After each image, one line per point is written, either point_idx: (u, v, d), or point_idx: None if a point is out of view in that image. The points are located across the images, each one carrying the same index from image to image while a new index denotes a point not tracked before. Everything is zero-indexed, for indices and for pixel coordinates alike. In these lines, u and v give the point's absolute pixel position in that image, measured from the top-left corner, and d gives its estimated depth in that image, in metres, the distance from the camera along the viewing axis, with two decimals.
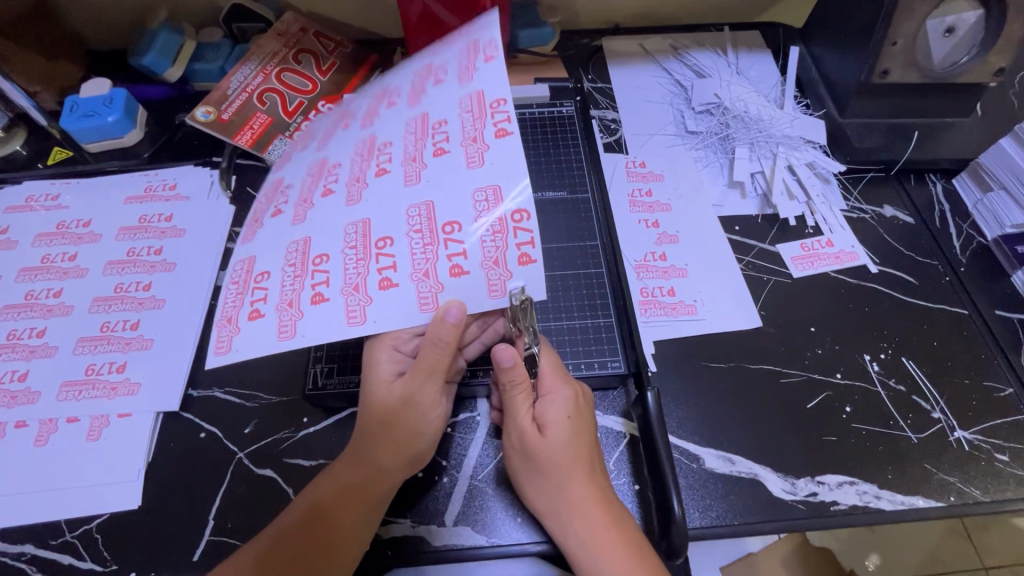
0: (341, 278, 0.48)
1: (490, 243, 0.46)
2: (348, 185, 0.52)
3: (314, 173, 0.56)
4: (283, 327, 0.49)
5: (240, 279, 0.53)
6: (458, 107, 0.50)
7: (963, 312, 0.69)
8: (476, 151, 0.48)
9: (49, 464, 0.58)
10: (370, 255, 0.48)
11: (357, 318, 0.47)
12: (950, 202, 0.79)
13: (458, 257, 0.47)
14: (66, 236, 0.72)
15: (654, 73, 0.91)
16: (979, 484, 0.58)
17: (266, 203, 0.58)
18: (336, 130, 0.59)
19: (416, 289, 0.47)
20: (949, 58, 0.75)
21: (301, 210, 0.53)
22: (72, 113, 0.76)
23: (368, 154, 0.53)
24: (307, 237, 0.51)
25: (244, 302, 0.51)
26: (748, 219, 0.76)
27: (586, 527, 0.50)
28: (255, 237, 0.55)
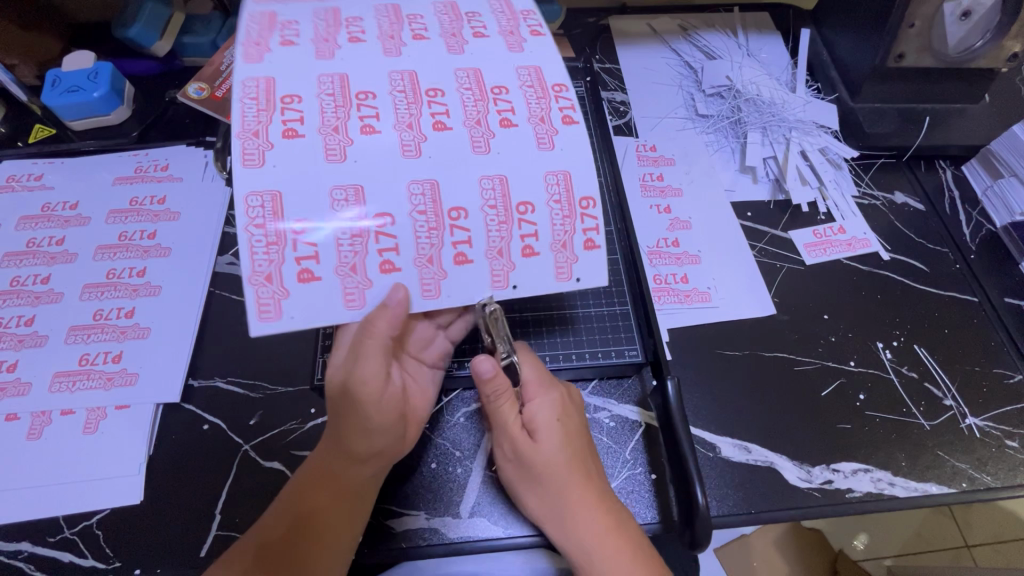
0: (413, 248, 0.48)
1: (560, 226, 0.50)
2: (397, 125, 0.49)
3: (331, 91, 0.50)
4: (350, 294, 0.47)
5: (263, 218, 0.46)
6: (518, 82, 0.53)
7: (973, 299, 0.69)
8: (547, 133, 0.51)
9: (44, 458, 0.55)
10: (443, 227, 0.48)
11: (431, 292, 0.49)
12: (959, 189, 0.78)
13: (531, 238, 0.50)
14: (52, 219, 0.68)
15: (664, 54, 0.88)
16: (989, 470, 0.59)
17: (256, 105, 0.48)
18: (344, 42, 0.53)
19: (490, 266, 0.50)
20: (964, 41, 0.73)
21: (337, 144, 0.48)
22: (55, 88, 0.72)
23: (414, 94, 0.51)
24: (360, 186, 0.48)
25: (285, 259, 0.46)
26: (760, 205, 0.75)
27: (586, 534, 0.50)
28: (262, 159, 0.47)
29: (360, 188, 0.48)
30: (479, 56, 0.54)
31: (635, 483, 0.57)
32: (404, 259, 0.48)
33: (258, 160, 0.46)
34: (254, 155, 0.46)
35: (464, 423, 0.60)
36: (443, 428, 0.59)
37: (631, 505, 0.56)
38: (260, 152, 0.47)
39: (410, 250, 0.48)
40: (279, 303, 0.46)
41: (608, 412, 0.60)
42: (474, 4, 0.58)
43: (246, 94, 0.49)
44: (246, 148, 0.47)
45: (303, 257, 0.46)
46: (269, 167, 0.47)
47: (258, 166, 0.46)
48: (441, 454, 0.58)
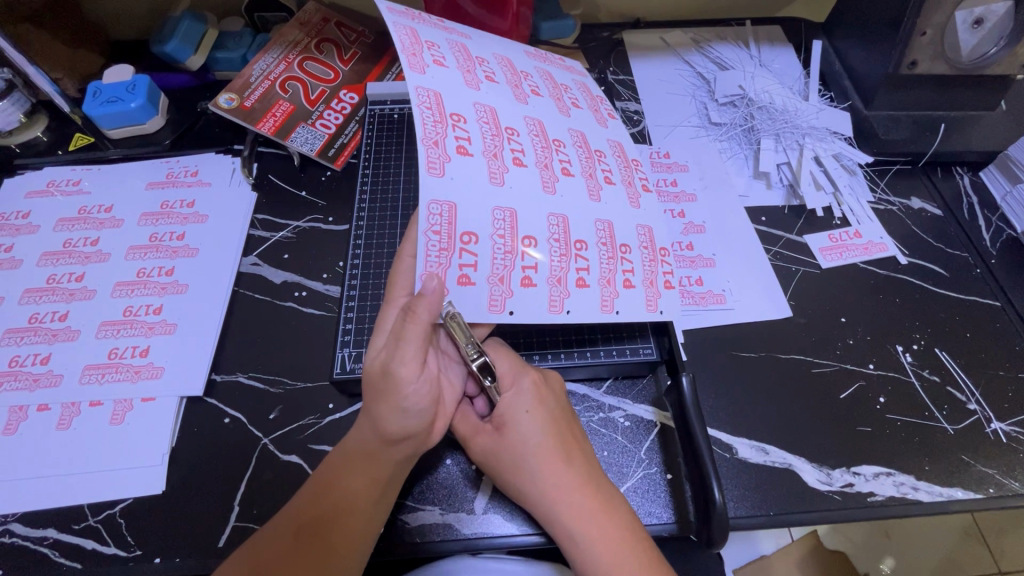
0: (548, 269, 0.54)
1: (649, 266, 0.59)
2: (540, 163, 0.57)
3: (482, 118, 0.55)
4: (493, 302, 0.51)
5: (438, 226, 0.49)
6: (610, 153, 0.64)
7: (995, 303, 0.68)
8: (634, 193, 0.61)
9: (73, 448, 0.57)
10: (571, 254, 0.55)
11: (557, 307, 0.53)
12: (978, 194, 0.78)
13: (629, 273, 0.57)
14: (88, 221, 0.71)
15: (677, 66, 0.90)
16: (1018, 476, 0.57)
17: (431, 116, 0.52)
18: (487, 78, 0.59)
19: (601, 292, 0.56)
20: (977, 49, 0.74)
21: (497, 168, 0.54)
22: (95, 99, 0.75)
23: (545, 140, 0.59)
24: (515, 211, 0.53)
25: (450, 263, 0.50)
26: (774, 210, 0.76)
27: (564, 511, 0.50)
28: (444, 171, 0.51)
29: (511, 212, 0.53)
30: (586, 126, 0.64)
31: (650, 482, 0.56)
32: (540, 278, 0.53)
33: (442, 173, 0.50)
34: (438, 167, 0.50)
35: None
36: None
37: (647, 504, 0.55)
38: (443, 164, 0.51)
39: (543, 274, 0.53)
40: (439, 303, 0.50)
41: (623, 411, 0.60)
42: (565, 79, 0.68)
43: (420, 102, 0.52)
44: (432, 157, 0.50)
45: (460, 262, 0.51)
46: (449, 177, 0.51)
47: (444, 177, 0.50)
48: (457, 452, 0.58)
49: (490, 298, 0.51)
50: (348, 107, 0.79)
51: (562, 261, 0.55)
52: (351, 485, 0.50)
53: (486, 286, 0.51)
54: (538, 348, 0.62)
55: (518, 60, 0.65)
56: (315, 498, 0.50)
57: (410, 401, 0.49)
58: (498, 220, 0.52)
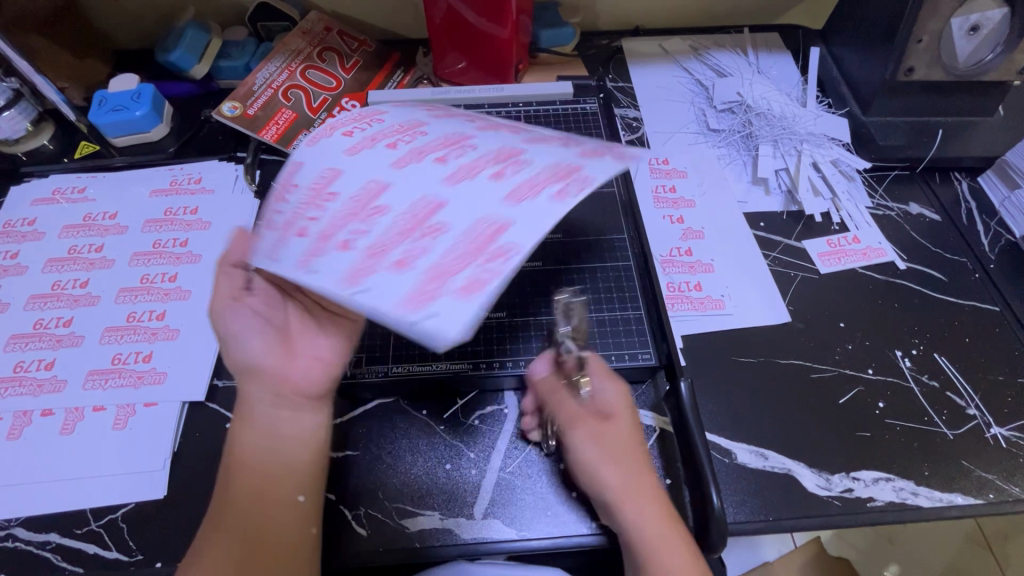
0: (398, 253, 0.42)
1: (488, 269, 0.39)
2: (453, 151, 0.51)
3: (401, 130, 0.55)
4: (357, 276, 0.41)
5: (313, 187, 0.50)
6: (568, 150, 0.51)
7: (994, 308, 0.68)
8: (619, 152, 0.49)
9: (76, 453, 0.57)
10: (417, 231, 0.43)
11: (354, 282, 0.40)
12: (976, 199, 0.78)
13: (459, 281, 0.39)
14: (92, 228, 0.72)
15: (675, 73, 0.91)
16: (1018, 482, 0.57)
17: (393, 130, 0.55)
18: (448, 115, 0.59)
19: (418, 286, 0.39)
20: (975, 54, 0.74)
21: (408, 157, 0.51)
22: (101, 108, 0.76)
23: (490, 142, 0.52)
24: (383, 189, 0.48)
25: (303, 214, 0.47)
26: (772, 216, 0.76)
27: (631, 515, 0.49)
28: (339, 168, 0.51)
29: (389, 197, 0.47)
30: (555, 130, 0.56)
31: None
32: (409, 252, 0.42)
33: (331, 172, 0.50)
34: (333, 172, 0.50)
35: (479, 425, 0.60)
36: (444, 429, 0.60)
37: None
38: (330, 175, 0.50)
39: (438, 246, 0.42)
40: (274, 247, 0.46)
41: None
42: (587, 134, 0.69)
43: (307, 143, 0.54)
44: (352, 152, 0.52)
45: (280, 229, 0.47)
46: (336, 167, 0.51)
47: (336, 165, 0.51)
48: (457, 456, 0.58)
49: (308, 252, 0.44)
50: (350, 115, 0.80)
51: (463, 233, 0.43)
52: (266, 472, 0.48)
53: (335, 253, 0.44)
54: (537, 352, 0.62)
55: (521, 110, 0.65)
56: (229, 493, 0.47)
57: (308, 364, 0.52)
58: (392, 202, 0.47)
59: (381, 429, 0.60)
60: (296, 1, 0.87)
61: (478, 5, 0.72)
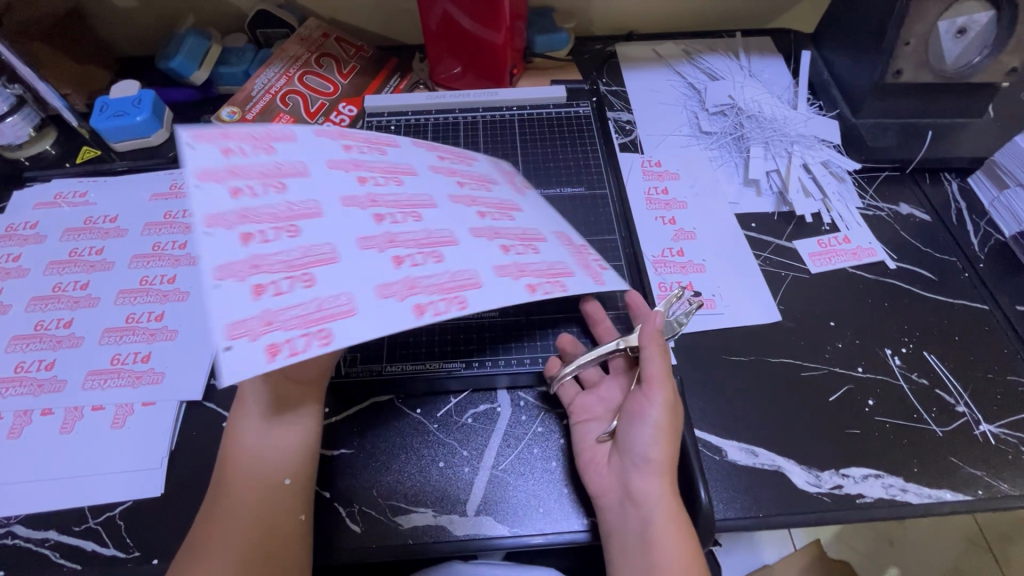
0: (262, 256, 0.39)
1: (322, 316, 0.38)
2: (455, 199, 0.56)
3: (390, 169, 0.54)
4: (262, 291, 0.38)
5: (265, 170, 0.44)
6: (560, 242, 0.61)
7: (983, 307, 0.69)
8: (598, 274, 0.58)
9: (75, 452, 0.58)
10: (280, 224, 0.41)
11: (227, 276, 0.37)
12: (966, 200, 0.79)
13: (279, 291, 0.38)
14: (93, 231, 0.73)
15: (668, 76, 0.92)
16: (1007, 478, 0.58)
17: (366, 142, 0.55)
18: (454, 161, 0.63)
19: (237, 271, 0.37)
20: (962, 58, 0.75)
21: (362, 201, 0.48)
22: (102, 113, 0.78)
23: (494, 210, 0.58)
24: (312, 216, 0.43)
25: (245, 154, 0.43)
26: (763, 217, 0.77)
27: (655, 486, 0.50)
28: (298, 143, 0.48)
29: (303, 224, 0.42)
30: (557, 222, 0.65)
31: None
32: (340, 277, 0.41)
33: (302, 168, 0.46)
34: (278, 183, 0.43)
35: (473, 424, 0.61)
36: (437, 429, 0.61)
37: None
38: (293, 168, 0.46)
39: (347, 337, 0.38)
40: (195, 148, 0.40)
41: None
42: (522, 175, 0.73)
43: (313, 132, 0.51)
44: (336, 157, 0.50)
45: (235, 178, 0.41)
46: (298, 163, 0.46)
47: (307, 163, 0.47)
48: (451, 455, 0.59)
49: (211, 185, 0.39)
50: (347, 119, 0.81)
51: (320, 301, 0.39)
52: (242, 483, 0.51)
53: (236, 253, 0.38)
54: (529, 352, 0.64)
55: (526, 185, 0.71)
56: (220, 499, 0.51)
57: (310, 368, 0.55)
58: (301, 231, 0.42)
59: (377, 426, 0.61)
60: (295, 9, 0.89)
61: (471, 11, 0.74)
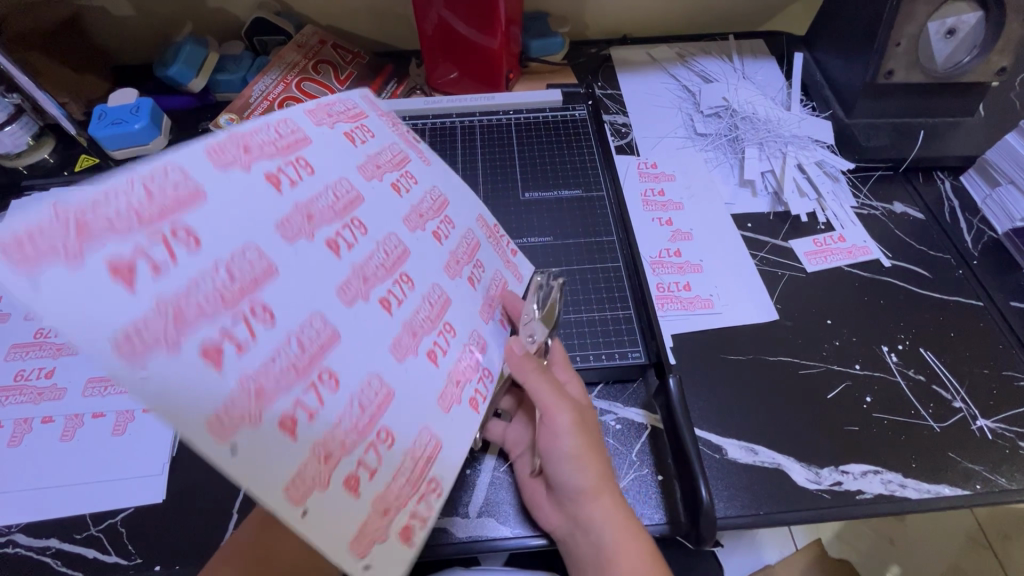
0: (247, 373, 0.32)
1: (356, 426, 0.37)
2: (409, 225, 0.46)
3: (337, 205, 0.41)
4: (222, 342, 0.31)
5: (151, 199, 0.31)
6: (484, 235, 0.54)
7: (978, 304, 0.70)
8: (517, 270, 0.57)
9: (76, 459, 0.58)
10: (234, 310, 0.33)
11: (212, 362, 0.31)
12: (959, 197, 0.80)
13: (301, 414, 0.34)
14: None
15: (663, 80, 0.93)
16: (1004, 473, 0.58)
17: (270, 134, 0.39)
18: (363, 136, 0.46)
19: (229, 402, 0.31)
20: (952, 58, 0.77)
21: (302, 223, 0.38)
22: (100, 121, 0.78)
23: (440, 216, 0.49)
24: (274, 281, 0.35)
25: (129, 240, 0.30)
26: (759, 217, 0.78)
27: (599, 512, 0.50)
28: (196, 180, 0.33)
29: (269, 293, 0.34)
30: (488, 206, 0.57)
31: (641, 483, 0.57)
32: (298, 322, 0.35)
33: (180, 170, 0.33)
34: (181, 223, 0.32)
35: None
36: None
37: (639, 506, 0.56)
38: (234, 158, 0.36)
39: (353, 375, 0.37)
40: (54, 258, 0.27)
41: (614, 415, 0.61)
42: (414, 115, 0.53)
43: (214, 164, 0.34)
44: (216, 152, 0.35)
45: (19, 245, 0.26)
46: (172, 157, 0.33)
47: (203, 172, 0.34)
48: None
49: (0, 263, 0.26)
50: None
51: (355, 401, 0.37)
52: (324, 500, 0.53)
53: (186, 337, 0.30)
54: None
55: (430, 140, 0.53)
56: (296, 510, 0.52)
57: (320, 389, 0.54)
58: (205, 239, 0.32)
59: None
60: (292, 16, 0.89)
61: (468, 17, 0.75)
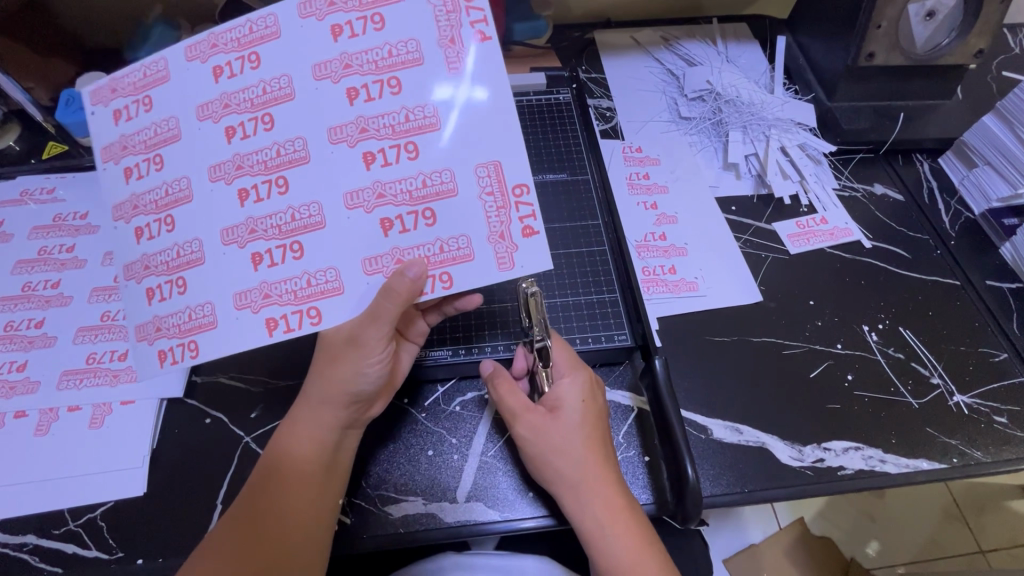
0: (162, 273, 0.51)
1: (173, 323, 0.50)
2: (332, 137, 0.50)
3: (258, 99, 0.50)
4: (165, 355, 0.50)
5: (169, 260, 0.50)
6: (477, 191, 0.50)
7: (955, 283, 0.71)
8: (506, 253, 0.51)
9: (52, 454, 0.57)
10: (162, 218, 0.50)
11: (155, 298, 0.51)
12: (937, 179, 0.81)
13: (162, 293, 0.50)
14: (63, 228, 0.71)
15: (647, 63, 0.92)
16: (980, 446, 0.60)
17: (240, 38, 0.50)
18: (379, 91, 0.50)
19: (148, 281, 0.51)
20: (931, 40, 0.77)
21: (230, 170, 0.50)
22: (69, 107, 0.75)
23: (402, 136, 0.50)
24: (194, 264, 0.50)
25: (141, 160, 0.51)
26: (743, 200, 0.78)
27: (590, 503, 0.51)
28: (166, 72, 0.50)
29: (200, 339, 0.50)
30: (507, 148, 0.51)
31: (629, 465, 0.57)
32: (210, 348, 0.49)
33: (188, 180, 0.50)
34: (180, 279, 0.50)
35: (460, 412, 0.61)
36: (425, 417, 0.60)
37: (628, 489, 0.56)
38: (200, 250, 0.50)
39: (209, 348, 0.50)
40: (129, 163, 0.51)
41: None
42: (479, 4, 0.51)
43: (185, 54, 0.50)
44: (216, 168, 0.50)
45: (128, 172, 0.51)
46: (184, 170, 0.50)
47: (191, 174, 0.50)
48: (439, 442, 0.59)
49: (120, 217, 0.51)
50: None
51: (190, 310, 0.50)
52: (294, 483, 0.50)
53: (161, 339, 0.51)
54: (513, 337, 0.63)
55: (493, 39, 0.51)
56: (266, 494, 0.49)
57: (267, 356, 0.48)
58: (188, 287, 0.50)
59: None
60: None
61: None
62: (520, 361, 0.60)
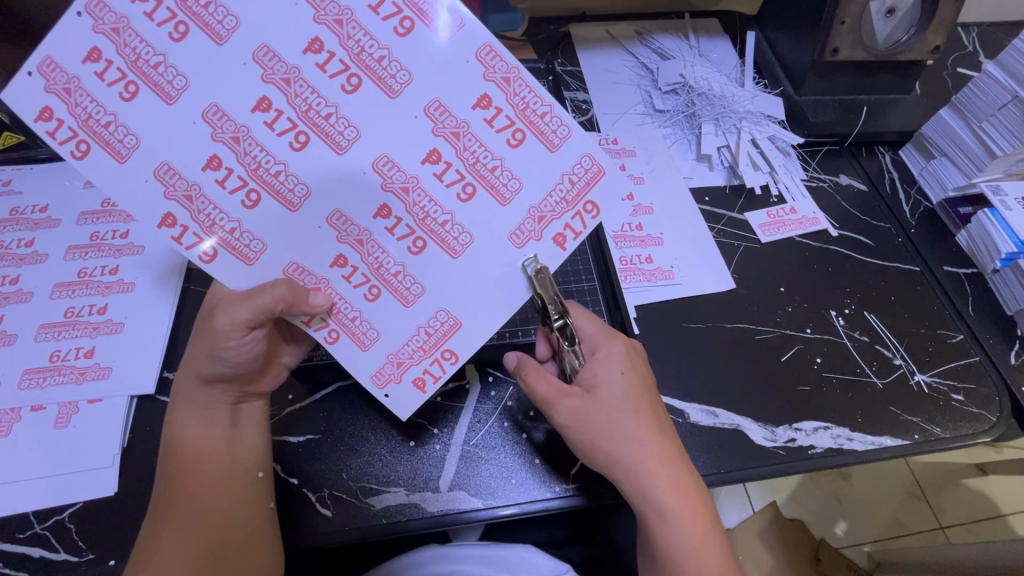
0: (103, 130, 0.41)
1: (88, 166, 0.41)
2: (375, 165, 0.45)
3: (287, 80, 0.43)
4: (65, 129, 0.41)
5: (100, 116, 0.41)
6: (422, 320, 0.49)
7: (916, 268, 0.74)
8: (450, 329, 0.49)
9: (13, 456, 0.54)
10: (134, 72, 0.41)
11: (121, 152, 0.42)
12: (898, 170, 0.84)
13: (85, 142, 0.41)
14: (21, 222, 0.67)
15: (621, 57, 0.94)
16: (940, 422, 0.63)
17: (368, 42, 0.43)
18: (448, 179, 0.46)
19: (94, 134, 0.41)
20: (892, 36, 0.80)
21: (227, 131, 0.43)
22: None
23: (422, 230, 0.47)
24: (122, 144, 0.42)
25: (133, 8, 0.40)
26: (716, 191, 0.80)
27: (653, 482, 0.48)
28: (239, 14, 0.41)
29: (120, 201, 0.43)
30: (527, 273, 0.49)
31: None
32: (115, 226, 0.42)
33: (186, 83, 0.42)
34: (83, 143, 0.41)
35: (441, 403, 0.61)
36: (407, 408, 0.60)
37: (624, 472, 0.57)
38: (131, 150, 0.42)
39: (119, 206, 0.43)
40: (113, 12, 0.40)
41: None
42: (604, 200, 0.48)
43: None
44: (216, 112, 0.42)
45: None
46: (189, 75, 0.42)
47: (194, 83, 0.42)
48: (422, 433, 0.59)
49: (90, 19, 0.40)
50: None
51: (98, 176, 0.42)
52: (211, 465, 0.49)
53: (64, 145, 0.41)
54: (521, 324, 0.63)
55: (565, 252, 0.48)
56: (186, 482, 0.48)
57: (236, 352, 0.47)
58: (85, 159, 0.41)
59: (343, 409, 0.59)
60: None
61: None
62: (543, 348, 0.59)
